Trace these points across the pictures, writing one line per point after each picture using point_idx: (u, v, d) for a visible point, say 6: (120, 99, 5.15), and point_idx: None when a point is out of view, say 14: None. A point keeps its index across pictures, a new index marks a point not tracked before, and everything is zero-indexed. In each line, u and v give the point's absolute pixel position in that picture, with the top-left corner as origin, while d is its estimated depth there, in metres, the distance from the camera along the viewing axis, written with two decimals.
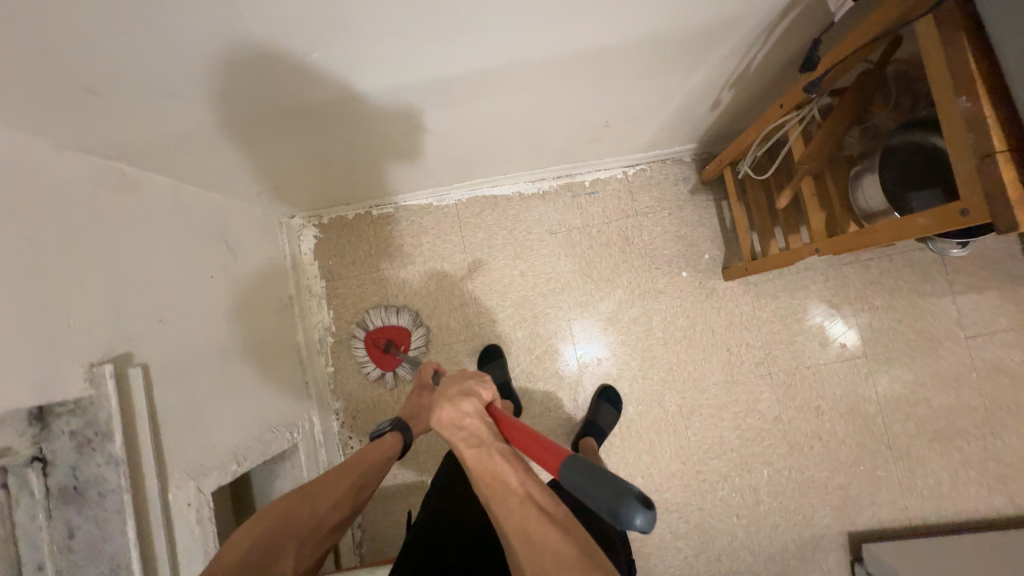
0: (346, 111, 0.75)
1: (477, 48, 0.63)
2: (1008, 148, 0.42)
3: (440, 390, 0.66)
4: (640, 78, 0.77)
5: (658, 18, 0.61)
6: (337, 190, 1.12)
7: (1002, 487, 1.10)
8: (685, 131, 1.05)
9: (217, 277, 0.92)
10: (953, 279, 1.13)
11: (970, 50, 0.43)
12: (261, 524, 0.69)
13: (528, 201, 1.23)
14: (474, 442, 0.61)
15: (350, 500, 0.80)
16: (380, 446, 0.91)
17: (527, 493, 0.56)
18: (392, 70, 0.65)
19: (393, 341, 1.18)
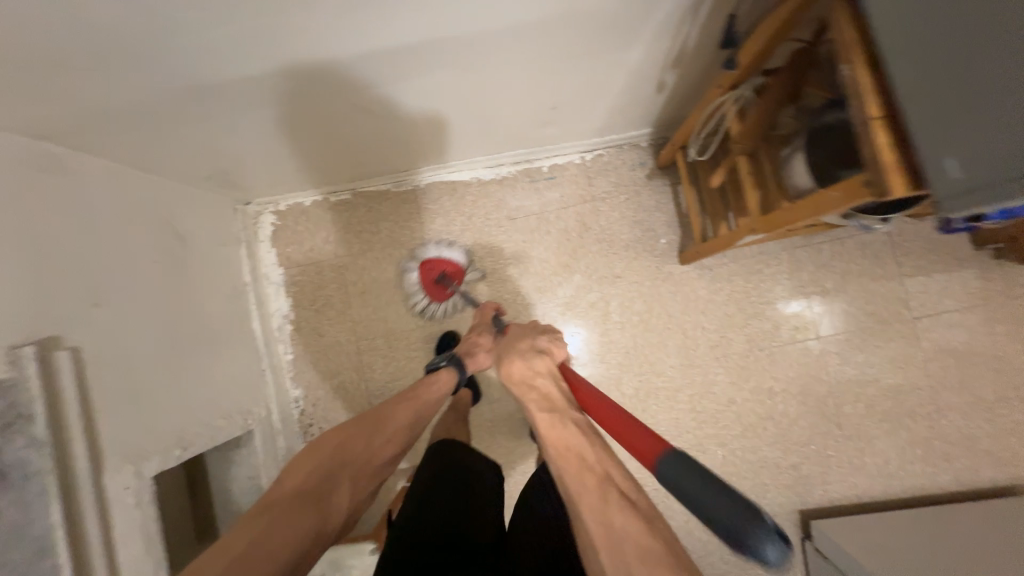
0: (287, 86, 0.73)
1: (418, 15, 0.62)
2: (883, 115, 0.48)
3: (512, 348, 0.70)
4: (579, 55, 0.78)
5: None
6: (291, 175, 1.11)
7: (946, 463, 1.13)
8: (636, 115, 1.06)
9: (163, 261, 0.91)
10: (901, 262, 1.16)
11: (849, 25, 0.50)
12: (316, 457, 0.68)
13: (487, 187, 1.24)
14: (546, 405, 0.62)
15: (402, 436, 0.78)
16: (433, 380, 0.89)
17: (606, 473, 0.53)
18: (333, 40, 0.64)
19: (447, 274, 1.16)
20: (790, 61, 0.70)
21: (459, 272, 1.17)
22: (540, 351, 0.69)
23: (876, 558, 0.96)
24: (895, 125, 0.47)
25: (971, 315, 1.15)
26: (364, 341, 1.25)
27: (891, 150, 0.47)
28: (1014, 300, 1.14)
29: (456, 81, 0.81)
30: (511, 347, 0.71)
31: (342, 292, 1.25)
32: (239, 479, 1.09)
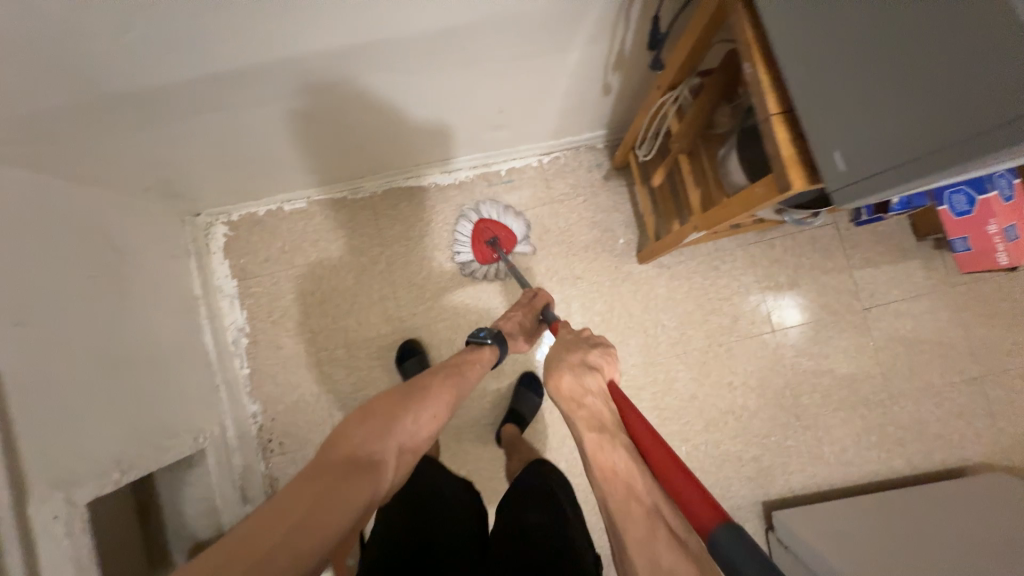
0: (223, 85, 0.71)
1: (359, 7, 0.60)
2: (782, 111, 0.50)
3: (561, 361, 0.67)
4: (521, 56, 0.78)
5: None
6: (239, 184, 1.08)
7: (898, 448, 1.17)
8: (588, 116, 1.07)
9: (97, 277, 0.87)
10: (850, 254, 1.20)
11: (749, 23, 0.52)
12: (375, 415, 0.64)
13: (446, 192, 1.23)
14: (595, 424, 0.57)
15: (444, 413, 0.73)
16: (475, 358, 0.85)
17: (655, 504, 0.49)
18: (275, 34, 0.62)
19: (498, 241, 1.17)
20: (724, 61, 0.71)
21: (509, 243, 1.18)
22: (591, 367, 0.66)
23: (834, 544, 0.98)
24: (793, 121, 0.50)
25: (916, 303, 1.19)
26: (324, 352, 1.22)
27: (791, 143, 0.49)
28: (955, 288, 1.19)
29: (399, 84, 0.80)
30: (560, 357, 0.68)
31: (299, 302, 1.22)
32: (192, 500, 1.04)
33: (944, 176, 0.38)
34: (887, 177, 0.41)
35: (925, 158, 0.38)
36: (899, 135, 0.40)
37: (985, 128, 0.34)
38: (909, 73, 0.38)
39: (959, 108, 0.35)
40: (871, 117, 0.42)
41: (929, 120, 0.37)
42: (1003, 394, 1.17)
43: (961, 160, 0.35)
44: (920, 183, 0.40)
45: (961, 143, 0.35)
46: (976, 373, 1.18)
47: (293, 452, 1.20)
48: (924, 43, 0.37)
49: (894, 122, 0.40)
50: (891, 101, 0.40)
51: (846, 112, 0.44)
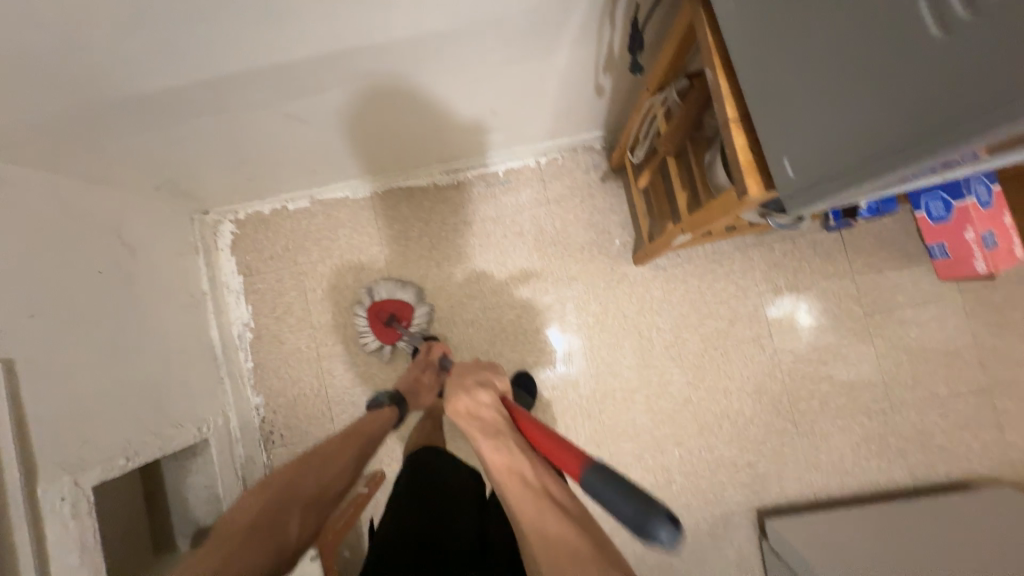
0: (221, 91, 0.74)
1: (344, 17, 0.63)
2: (740, 117, 0.55)
3: (456, 380, 0.67)
4: (512, 59, 0.79)
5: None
6: (245, 184, 1.12)
7: (900, 459, 1.14)
8: (584, 118, 1.08)
9: (108, 272, 0.92)
10: (853, 259, 1.18)
11: (711, 37, 0.56)
12: (262, 496, 0.67)
13: (444, 192, 1.25)
14: (490, 431, 0.59)
15: (354, 466, 0.78)
16: (374, 417, 0.86)
17: (543, 485, 0.53)
18: (267, 42, 0.65)
19: (395, 315, 1.17)
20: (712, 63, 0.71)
21: (406, 313, 1.17)
22: (483, 385, 0.66)
23: (829, 557, 0.96)
24: (750, 126, 0.55)
25: (922, 311, 1.16)
26: (324, 348, 1.25)
27: (746, 148, 0.55)
28: (964, 295, 1.15)
29: (388, 90, 0.83)
30: (455, 380, 0.67)
31: (301, 299, 1.26)
32: (194, 486, 1.09)
33: (940, 158, 0.36)
34: (883, 162, 0.40)
35: (916, 141, 0.37)
36: (892, 117, 0.39)
37: (972, 106, 0.32)
38: (898, 60, 0.37)
39: (947, 88, 0.34)
40: (867, 104, 0.40)
41: (918, 103, 0.36)
42: (1013, 407, 1.13)
43: (951, 141, 0.34)
44: (915, 166, 0.38)
45: (951, 123, 0.34)
46: (985, 383, 1.14)
47: (293, 444, 1.24)
48: (907, 32, 0.35)
49: (885, 106, 0.39)
50: (882, 85, 0.39)
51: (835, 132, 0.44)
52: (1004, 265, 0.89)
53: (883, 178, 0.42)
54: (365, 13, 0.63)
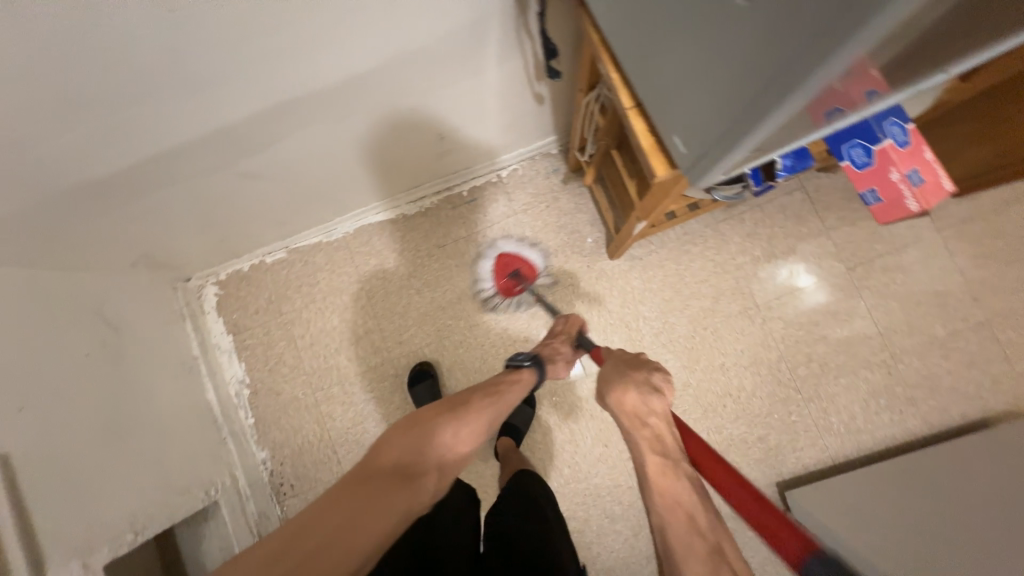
0: (174, 160, 0.77)
1: (280, 67, 0.66)
2: (636, 104, 0.59)
3: (629, 377, 0.70)
4: (446, 83, 0.82)
5: (413, 24, 0.66)
6: (219, 245, 1.15)
7: (912, 408, 1.12)
8: (534, 126, 1.10)
9: (95, 353, 0.94)
10: (824, 216, 1.17)
11: (596, 37, 0.61)
12: (409, 431, 0.63)
13: (413, 220, 1.27)
14: (658, 449, 0.61)
15: (485, 429, 0.71)
16: (513, 381, 0.82)
17: (719, 546, 0.52)
18: (213, 100, 0.67)
19: (521, 272, 1.18)
20: None
21: (532, 274, 1.19)
22: (655, 390, 0.68)
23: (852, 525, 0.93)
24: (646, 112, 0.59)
25: (904, 256, 1.15)
26: (321, 392, 1.26)
27: (647, 132, 0.59)
28: (942, 233, 1.15)
29: (338, 132, 0.87)
30: (625, 375, 0.71)
31: (291, 348, 1.28)
32: (211, 552, 1.09)
33: (794, 102, 0.36)
34: (751, 116, 0.40)
35: (772, 85, 0.37)
36: (748, 68, 0.39)
37: (808, 39, 0.32)
38: (728, 32, 0.39)
39: (776, 41, 0.35)
40: (721, 74, 0.42)
41: (762, 51, 0.36)
42: (1015, 336, 1.11)
43: (802, 75, 0.34)
44: (777, 114, 0.38)
45: (792, 65, 0.34)
46: (982, 318, 1.12)
47: (305, 493, 1.24)
48: (723, 13, 0.39)
49: (737, 72, 0.40)
50: (728, 50, 0.40)
51: (710, 106, 0.45)
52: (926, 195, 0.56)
53: (755, 134, 0.41)
54: (297, 61, 0.65)
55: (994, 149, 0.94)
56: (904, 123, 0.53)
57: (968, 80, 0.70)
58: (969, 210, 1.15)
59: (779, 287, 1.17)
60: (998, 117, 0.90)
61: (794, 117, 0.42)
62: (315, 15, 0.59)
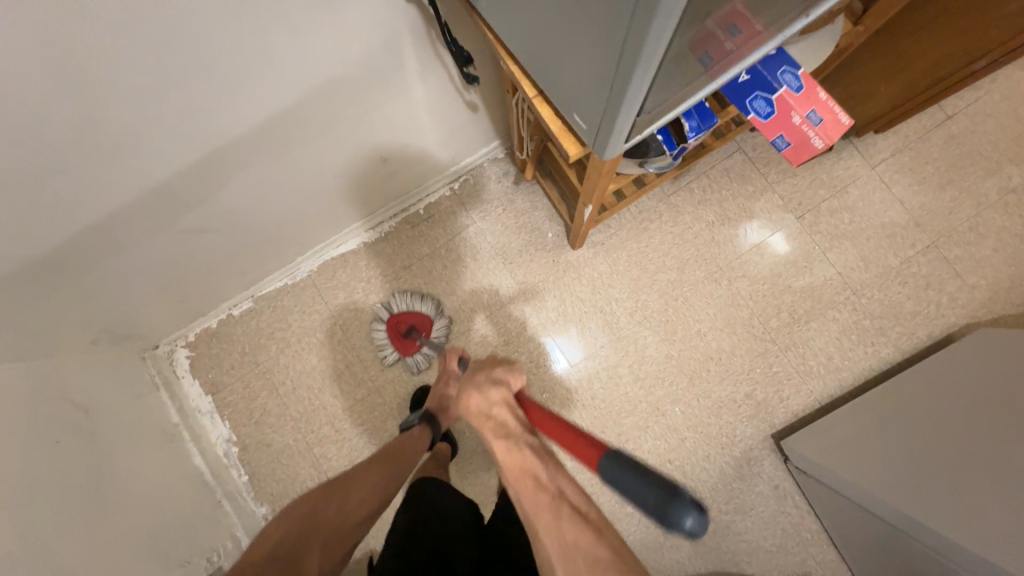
0: (115, 223, 0.76)
1: (206, 110, 0.66)
2: (540, 93, 0.62)
3: (468, 380, 0.69)
4: (372, 107, 0.84)
5: (325, 54, 0.68)
6: (181, 305, 1.13)
7: (882, 338, 1.16)
8: (474, 134, 1.13)
9: (71, 436, 0.90)
10: (767, 172, 1.22)
11: (488, 32, 0.63)
12: (289, 518, 0.64)
13: (375, 246, 1.27)
14: (501, 432, 0.62)
15: (377, 497, 0.75)
16: (408, 437, 0.90)
17: (559, 490, 0.56)
18: (146, 149, 0.67)
19: (415, 327, 1.19)
20: None
21: (426, 326, 1.19)
22: (493, 380, 0.68)
23: (852, 466, 0.96)
24: (550, 98, 0.62)
25: (847, 196, 1.21)
26: (312, 434, 1.24)
27: (555, 119, 0.62)
28: (876, 168, 1.21)
29: (275, 172, 0.88)
30: (467, 379, 0.69)
31: (274, 396, 1.25)
32: None
33: (648, 62, 0.40)
34: (619, 87, 0.44)
35: (623, 56, 0.40)
36: (603, 41, 0.42)
37: (633, 6, 0.35)
38: (578, 13, 0.42)
39: (614, 11, 0.38)
40: (587, 51, 0.45)
41: (608, 24, 0.40)
42: (961, 252, 1.17)
43: (642, 38, 0.37)
44: (639, 76, 0.41)
45: (633, 30, 0.37)
46: (929, 241, 1.18)
47: None
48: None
49: (597, 47, 0.43)
50: (583, 27, 0.43)
51: (587, 82, 0.48)
52: (833, 136, 0.58)
53: (631, 98, 0.45)
54: (223, 103, 0.67)
55: (900, 84, 1.01)
56: (794, 70, 0.58)
57: (860, 23, 0.74)
58: (896, 144, 1.22)
59: (747, 241, 1.21)
60: (899, 53, 0.96)
61: (662, 74, 0.45)
62: (223, 63, 0.61)
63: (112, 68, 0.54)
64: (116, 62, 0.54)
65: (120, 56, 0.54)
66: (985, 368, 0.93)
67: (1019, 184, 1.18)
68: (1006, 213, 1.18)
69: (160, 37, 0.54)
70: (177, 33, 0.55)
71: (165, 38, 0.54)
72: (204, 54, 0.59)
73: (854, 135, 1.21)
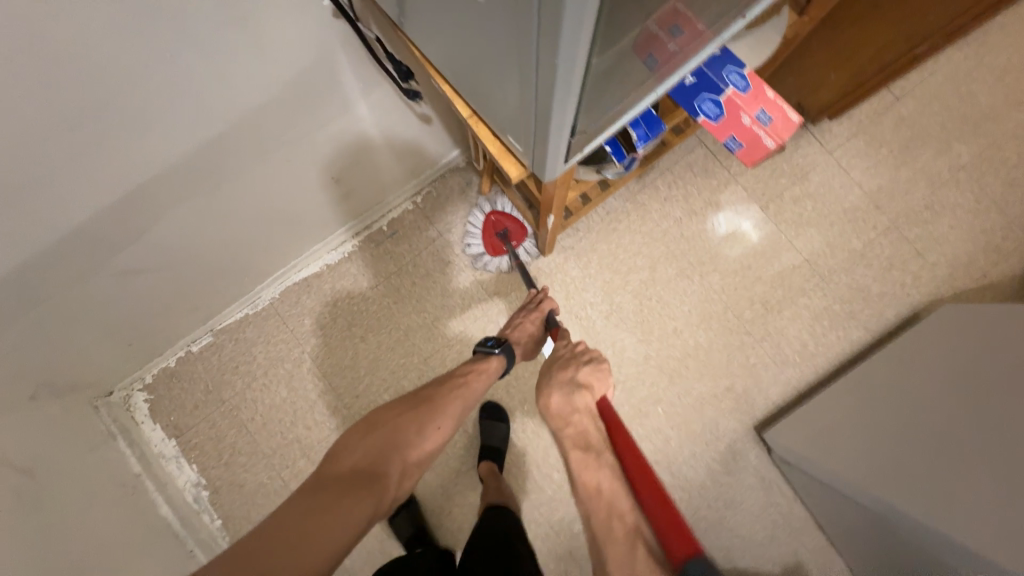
0: (42, 269, 0.70)
1: (130, 146, 0.62)
2: (475, 112, 0.60)
3: (556, 378, 0.74)
4: (318, 125, 0.81)
5: (253, 76, 0.65)
6: (134, 346, 1.07)
7: (853, 321, 1.18)
8: (432, 145, 1.10)
9: (20, 498, 0.82)
10: (729, 165, 1.22)
11: (416, 51, 0.60)
12: (368, 436, 0.67)
13: (339, 268, 1.22)
14: (581, 443, 0.64)
15: (451, 427, 0.73)
16: (483, 368, 0.83)
17: (637, 526, 0.54)
18: (66, 193, 0.62)
19: (509, 234, 1.15)
20: None
21: (520, 238, 1.16)
22: (580, 386, 0.71)
23: (832, 453, 0.97)
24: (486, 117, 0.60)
25: (808, 183, 1.22)
26: (287, 470, 1.18)
27: (495, 138, 0.60)
28: (834, 154, 1.23)
29: (241, 186, 0.84)
30: (552, 376, 0.74)
31: (243, 434, 1.19)
32: None
33: (567, 77, 0.37)
34: (544, 110, 0.43)
35: (541, 80, 0.39)
36: (518, 66, 0.40)
37: (538, 31, 0.34)
38: (491, 39, 0.40)
39: (522, 38, 0.36)
40: (506, 74, 0.43)
41: (519, 49, 0.38)
42: (920, 230, 1.20)
43: (554, 53, 0.34)
44: (561, 99, 0.40)
45: (544, 56, 0.36)
46: (889, 222, 1.20)
47: None
48: (479, 22, 0.40)
49: (514, 71, 0.41)
50: (498, 53, 0.41)
51: (514, 105, 0.47)
52: (787, 133, 0.57)
53: (558, 116, 0.42)
54: (146, 138, 0.63)
55: (849, 71, 1.02)
56: (740, 69, 0.56)
57: (805, 14, 0.73)
58: (851, 128, 1.23)
59: (721, 230, 1.21)
60: (845, 40, 0.97)
61: (589, 92, 0.43)
62: (144, 87, 0.57)
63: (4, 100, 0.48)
64: (10, 93, 0.48)
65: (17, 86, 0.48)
66: (951, 343, 0.95)
67: (969, 161, 1.22)
68: (959, 189, 1.21)
69: (57, 76, 0.50)
70: (84, 54, 0.50)
71: (70, 60, 0.49)
72: (115, 88, 0.55)
73: (810, 123, 1.23)
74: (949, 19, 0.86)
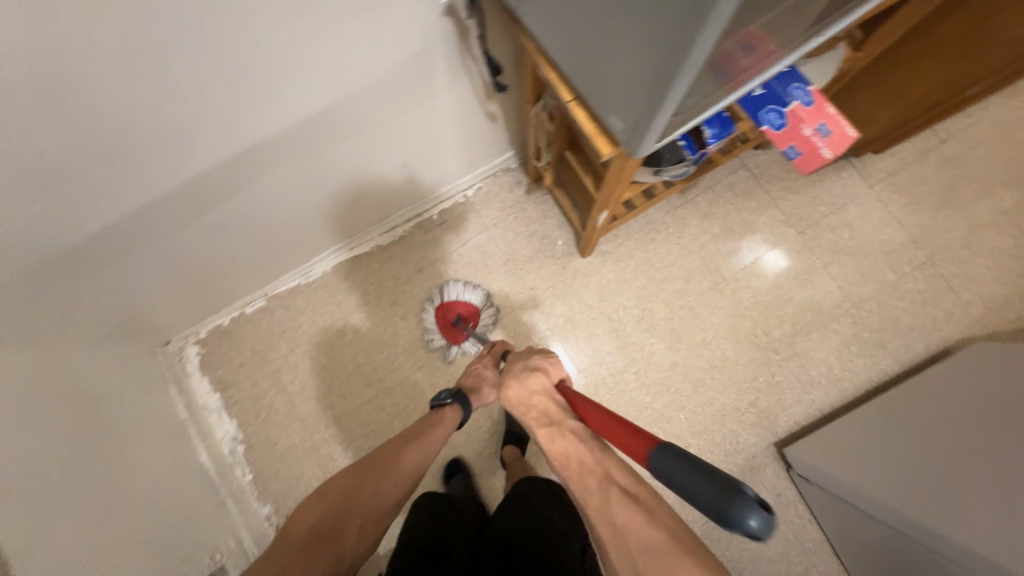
0: (144, 216, 0.79)
1: (245, 116, 0.71)
2: (575, 96, 0.66)
3: (509, 370, 0.76)
4: (399, 114, 0.90)
5: (358, 66, 0.74)
6: (198, 302, 1.16)
7: (882, 350, 1.20)
8: (492, 143, 1.18)
9: (86, 425, 0.90)
10: (769, 188, 1.27)
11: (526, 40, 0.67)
12: (324, 501, 0.69)
13: (388, 250, 1.30)
14: (545, 420, 0.68)
15: (408, 480, 0.77)
16: (439, 419, 0.86)
17: (607, 471, 0.60)
18: (182, 150, 0.71)
19: (461, 318, 1.20)
20: None
21: (474, 316, 1.21)
22: (533, 369, 0.74)
23: (852, 473, 0.99)
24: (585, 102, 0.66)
25: (846, 213, 1.26)
26: (318, 435, 1.24)
27: (591, 120, 0.66)
28: (873, 187, 1.26)
29: (292, 175, 0.91)
30: (508, 369, 0.76)
31: (282, 395, 1.26)
32: None
33: (692, 63, 0.43)
34: (658, 95, 0.49)
35: (665, 66, 0.45)
36: (645, 53, 0.46)
37: (681, 20, 0.40)
38: (623, 30, 0.47)
39: (658, 26, 0.43)
40: (627, 62, 0.49)
41: (652, 37, 0.44)
42: (956, 269, 1.22)
43: (688, 38, 0.40)
44: (679, 83, 0.46)
45: (676, 44, 0.42)
46: (925, 258, 1.22)
47: None
48: (616, 14, 0.46)
49: (638, 59, 0.48)
50: (627, 41, 0.47)
51: (625, 91, 0.53)
52: (841, 147, 0.62)
53: (671, 99, 0.48)
54: (258, 112, 0.72)
55: (898, 107, 1.07)
56: (805, 86, 0.63)
57: (859, 49, 0.79)
58: (892, 164, 1.27)
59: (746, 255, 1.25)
60: (896, 79, 1.02)
61: (695, 83, 0.50)
62: (275, 63, 0.66)
63: (130, 70, 0.56)
64: (181, 52, 0.57)
65: (154, 60, 0.56)
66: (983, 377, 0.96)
67: (1009, 207, 1.24)
68: (998, 232, 1.23)
69: (210, 50, 0.59)
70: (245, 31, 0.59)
71: (168, 55, 0.57)
72: (250, 67, 0.64)
73: (852, 155, 1.27)
74: (1001, 66, 0.90)
